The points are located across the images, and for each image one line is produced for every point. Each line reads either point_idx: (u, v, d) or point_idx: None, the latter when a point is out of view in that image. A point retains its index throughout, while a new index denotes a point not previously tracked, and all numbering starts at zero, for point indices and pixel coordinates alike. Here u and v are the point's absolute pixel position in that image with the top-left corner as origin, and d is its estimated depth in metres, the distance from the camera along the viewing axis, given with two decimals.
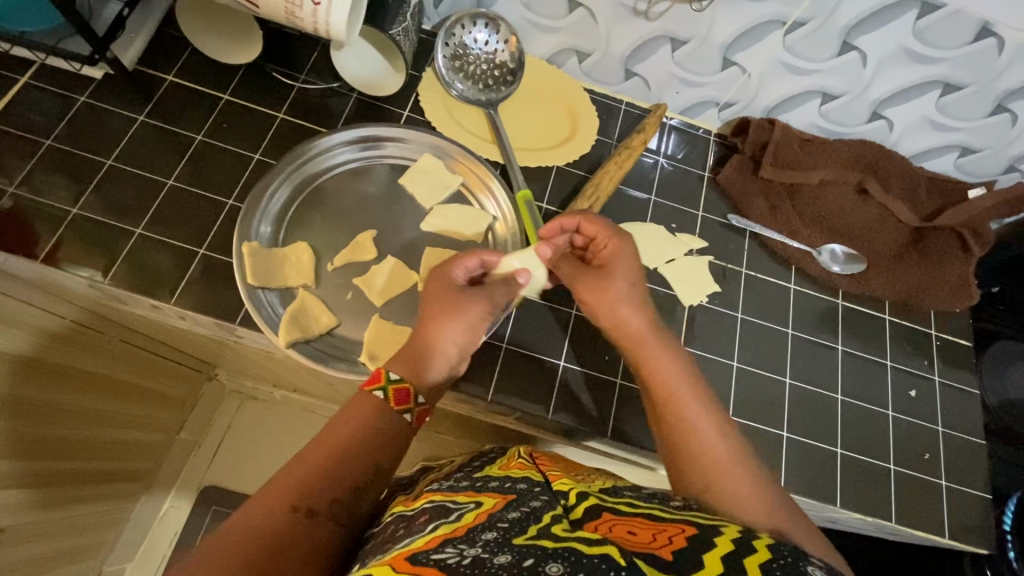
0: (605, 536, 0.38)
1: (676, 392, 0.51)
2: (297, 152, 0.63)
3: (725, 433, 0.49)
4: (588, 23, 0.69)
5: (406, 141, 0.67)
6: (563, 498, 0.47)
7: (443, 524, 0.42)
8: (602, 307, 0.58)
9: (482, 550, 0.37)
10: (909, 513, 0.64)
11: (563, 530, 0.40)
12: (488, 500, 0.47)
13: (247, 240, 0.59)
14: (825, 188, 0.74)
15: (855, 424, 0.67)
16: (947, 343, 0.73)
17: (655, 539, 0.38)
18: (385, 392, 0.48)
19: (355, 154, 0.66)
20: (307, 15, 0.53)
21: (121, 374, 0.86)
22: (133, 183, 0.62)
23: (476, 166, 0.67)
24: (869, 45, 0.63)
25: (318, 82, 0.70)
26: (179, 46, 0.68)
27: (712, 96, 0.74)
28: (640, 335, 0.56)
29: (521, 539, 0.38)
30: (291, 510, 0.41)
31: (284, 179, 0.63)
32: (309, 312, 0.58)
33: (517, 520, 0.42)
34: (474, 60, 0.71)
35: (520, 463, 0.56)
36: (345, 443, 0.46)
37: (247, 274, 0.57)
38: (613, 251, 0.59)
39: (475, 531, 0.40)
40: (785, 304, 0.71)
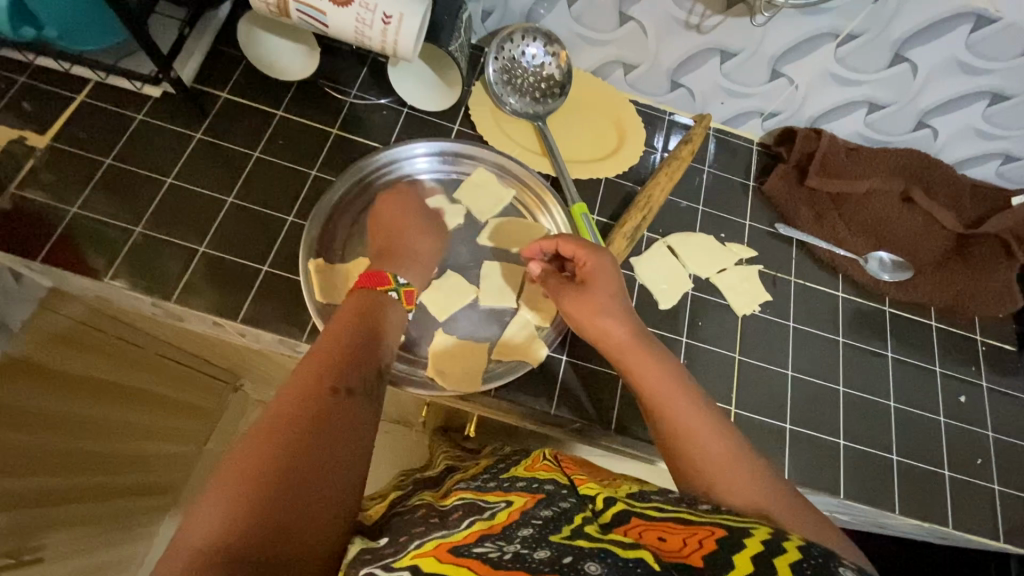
0: (639, 540, 0.38)
1: (666, 396, 0.51)
2: (356, 168, 0.63)
3: (716, 426, 0.49)
4: (638, 37, 0.70)
5: (474, 158, 0.68)
6: (590, 503, 0.47)
7: (479, 522, 0.43)
8: (590, 321, 0.57)
9: (521, 546, 0.38)
10: (965, 518, 0.65)
11: (596, 532, 0.40)
12: (519, 499, 0.48)
13: (312, 256, 0.59)
14: (870, 197, 0.74)
15: (909, 430, 0.68)
16: (992, 348, 0.74)
17: (684, 545, 0.37)
18: (397, 292, 0.55)
19: (407, 168, 0.66)
20: (377, 35, 0.53)
21: (150, 386, 0.85)
22: (192, 200, 0.62)
23: (531, 179, 0.67)
24: (920, 57, 0.64)
25: (370, 97, 0.70)
26: (232, 62, 0.68)
27: (757, 107, 0.75)
28: (625, 345, 0.56)
29: (558, 537, 0.38)
30: (331, 390, 0.41)
31: (343, 195, 0.63)
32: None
33: (550, 519, 0.43)
34: (523, 73, 0.72)
35: (546, 464, 0.56)
36: (351, 336, 0.47)
37: (315, 291, 0.57)
38: (592, 266, 0.58)
39: (511, 529, 0.41)
40: (835, 312, 0.72)
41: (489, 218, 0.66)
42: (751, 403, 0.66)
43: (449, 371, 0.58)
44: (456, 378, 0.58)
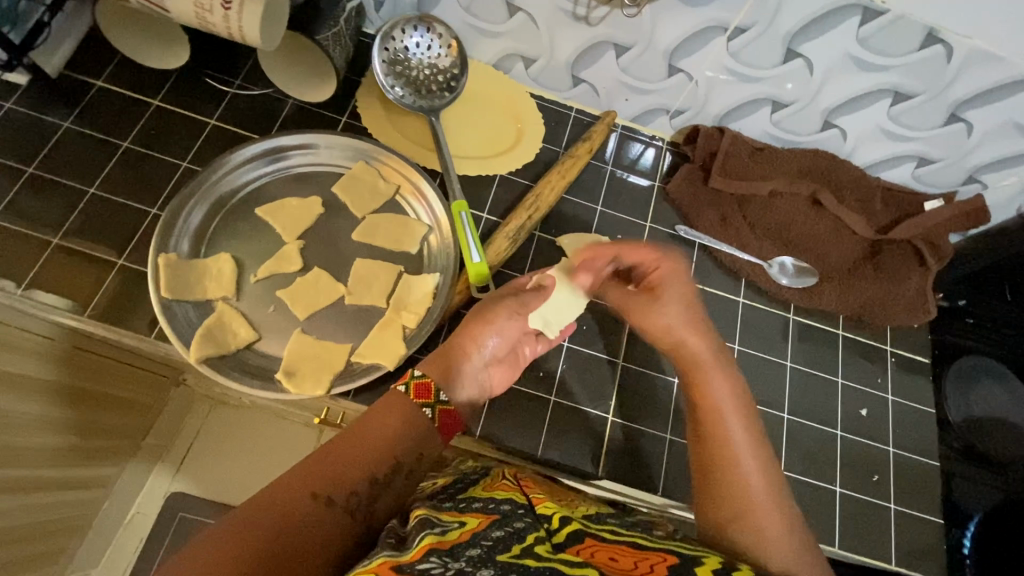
0: (586, 560, 0.37)
1: (719, 418, 0.51)
2: (205, 172, 0.61)
3: (762, 462, 0.49)
4: (530, 28, 0.68)
5: (323, 147, 0.66)
6: (545, 521, 0.44)
7: (429, 534, 0.40)
8: (658, 330, 0.55)
9: (466, 564, 0.36)
10: (855, 538, 0.62)
11: (546, 550, 0.38)
12: (472, 520, 0.43)
13: (163, 253, 0.57)
14: (776, 199, 0.71)
15: (802, 443, 0.65)
16: (902, 359, 0.71)
17: (636, 566, 0.38)
18: (407, 386, 0.50)
19: (266, 169, 0.64)
20: (218, 19, 0.51)
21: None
22: (53, 191, 0.60)
23: (405, 168, 0.66)
24: (813, 52, 0.61)
25: (253, 88, 0.68)
26: (110, 51, 0.66)
27: (662, 104, 0.72)
28: (702, 359, 0.53)
29: (506, 557, 0.36)
30: (314, 497, 0.42)
31: (197, 198, 0.61)
32: (226, 325, 0.56)
33: (500, 539, 0.40)
34: (415, 65, 0.69)
35: (506, 483, 0.52)
36: (365, 442, 0.47)
37: (161, 287, 0.55)
38: (665, 271, 0.56)
39: (459, 547, 0.38)
40: (733, 318, 0.69)
41: (366, 215, 0.63)
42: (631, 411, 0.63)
43: (300, 371, 0.55)
44: (303, 380, 0.55)
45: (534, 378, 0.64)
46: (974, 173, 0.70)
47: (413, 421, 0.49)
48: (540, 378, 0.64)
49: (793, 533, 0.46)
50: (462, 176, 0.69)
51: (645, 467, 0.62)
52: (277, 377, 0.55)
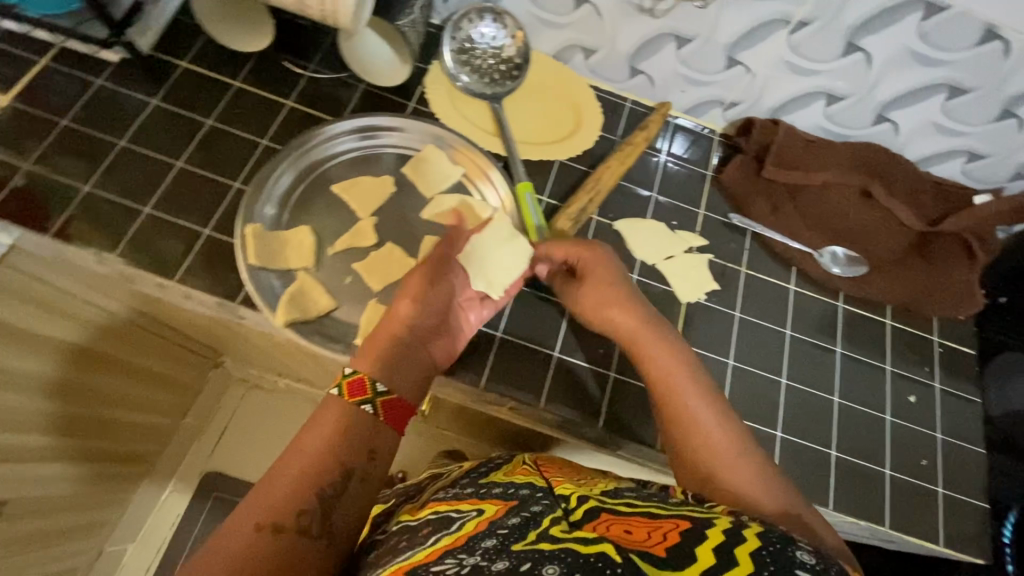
0: (602, 535, 0.40)
1: (678, 394, 0.55)
2: (299, 141, 0.65)
3: (718, 421, 0.54)
4: (594, 20, 0.70)
5: (402, 130, 0.68)
6: (563, 501, 0.49)
7: (444, 539, 0.46)
8: (604, 319, 0.60)
9: (482, 558, 0.39)
10: (904, 519, 0.64)
11: (561, 531, 0.42)
12: (489, 509, 0.50)
13: (251, 221, 0.60)
14: (828, 190, 0.73)
15: (852, 428, 0.67)
16: (948, 349, 0.72)
17: (649, 536, 0.40)
18: (339, 388, 0.51)
19: (354, 144, 0.67)
20: (315, 2, 0.54)
21: (112, 349, 0.85)
22: (144, 164, 0.64)
23: (476, 156, 0.68)
24: (874, 46, 0.63)
25: (326, 72, 0.71)
26: (194, 34, 0.70)
27: (717, 96, 0.74)
28: (638, 337, 0.58)
29: (520, 545, 0.40)
30: (257, 528, 0.44)
31: (287, 165, 0.64)
32: (309, 293, 0.59)
33: (517, 525, 0.44)
34: (480, 54, 0.72)
35: (525, 470, 0.61)
36: (308, 459, 0.48)
37: (249, 255, 0.59)
38: (586, 259, 0.61)
39: (476, 540, 0.43)
40: (783, 305, 0.71)
41: (434, 194, 0.66)
42: None
43: None
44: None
45: (593, 356, 0.66)
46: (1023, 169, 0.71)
47: (349, 422, 0.50)
48: (599, 356, 0.66)
49: (767, 480, 0.51)
50: (524, 160, 0.72)
51: None
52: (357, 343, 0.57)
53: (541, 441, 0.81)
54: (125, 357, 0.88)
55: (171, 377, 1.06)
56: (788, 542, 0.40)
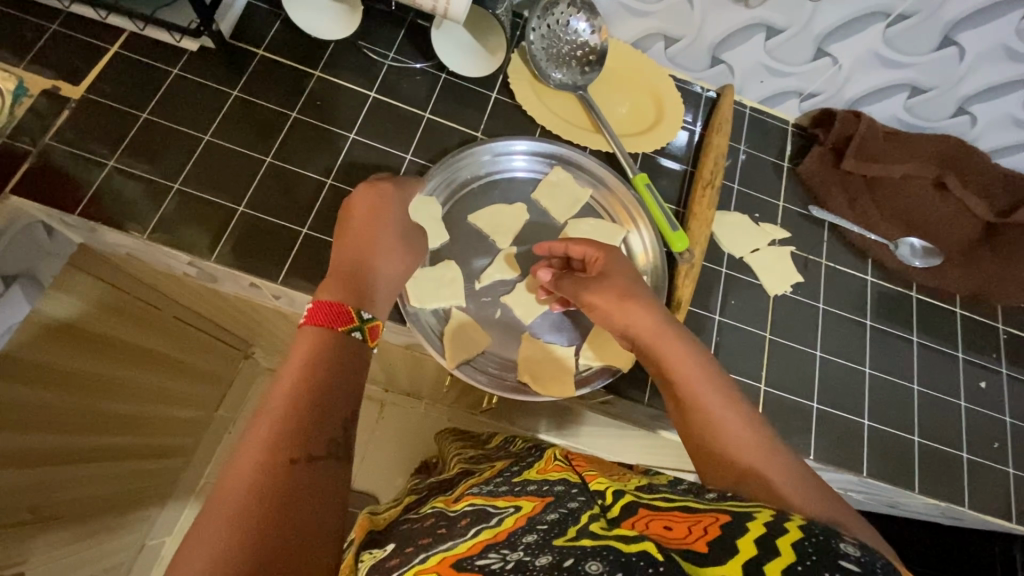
0: (642, 533, 0.38)
1: (693, 387, 0.49)
2: (450, 159, 0.64)
3: (746, 420, 0.48)
4: (683, 8, 0.69)
5: (572, 163, 0.68)
6: (599, 498, 0.47)
7: (484, 531, 0.43)
8: (614, 313, 0.55)
9: (525, 553, 0.37)
10: (980, 498, 0.67)
11: (601, 528, 0.40)
12: (528, 505, 0.48)
13: None
14: (905, 182, 0.74)
15: (931, 414, 0.69)
16: (1014, 336, 0.75)
17: (690, 533, 0.38)
18: (362, 332, 0.45)
19: (514, 166, 0.67)
20: None
21: (163, 348, 0.77)
22: (229, 160, 0.61)
23: (626, 196, 0.67)
24: (969, 41, 0.64)
25: (407, 61, 0.69)
26: (267, 21, 0.66)
27: (797, 87, 0.74)
28: (654, 332, 0.53)
29: (563, 542, 0.38)
30: (289, 462, 0.36)
31: (435, 187, 0.63)
32: (431, 288, 0.58)
33: (556, 521, 0.43)
34: (561, 43, 0.70)
35: (557, 465, 0.58)
36: (311, 381, 0.41)
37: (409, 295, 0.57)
38: (598, 252, 0.57)
39: (516, 536, 0.41)
40: (863, 296, 0.73)
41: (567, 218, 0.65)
42: (778, 380, 0.67)
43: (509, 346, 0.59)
44: (550, 384, 0.58)
45: None
46: None
47: (344, 345, 0.44)
48: None
49: (794, 476, 0.44)
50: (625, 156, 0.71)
51: (798, 434, 0.65)
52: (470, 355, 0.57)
53: (616, 430, 0.82)
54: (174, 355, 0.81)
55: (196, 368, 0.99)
56: (833, 533, 0.35)
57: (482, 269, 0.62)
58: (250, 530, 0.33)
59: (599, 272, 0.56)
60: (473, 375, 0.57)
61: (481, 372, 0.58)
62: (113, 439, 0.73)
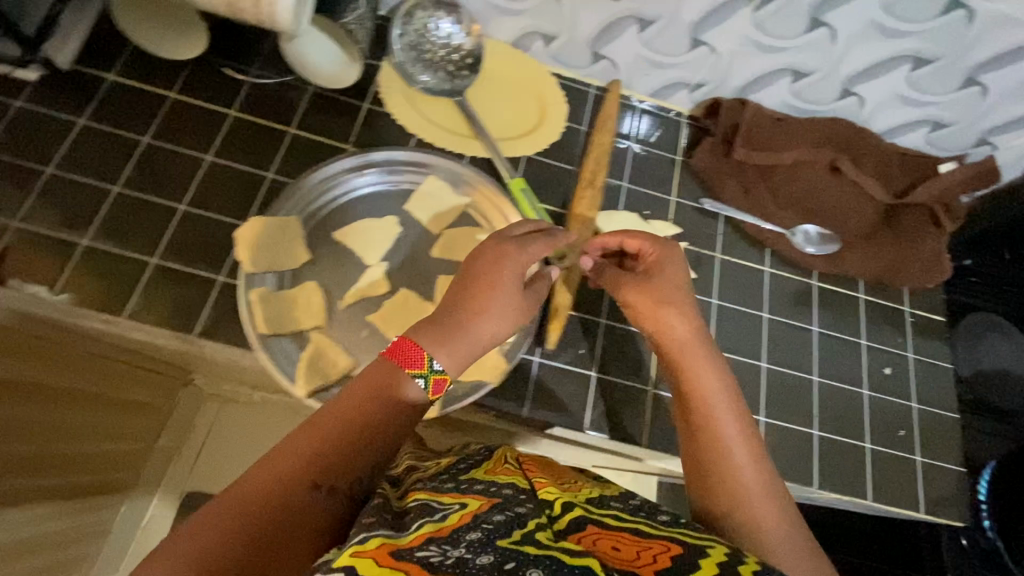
0: (590, 550, 0.39)
1: (711, 412, 0.50)
2: (295, 188, 0.60)
3: (755, 453, 0.49)
4: (551, 5, 0.67)
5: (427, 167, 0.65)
6: (547, 507, 0.46)
7: (427, 523, 0.40)
8: (647, 313, 0.56)
9: (466, 551, 0.37)
10: (885, 489, 0.65)
11: (548, 539, 0.39)
12: (474, 502, 0.44)
13: (254, 286, 0.56)
14: (798, 168, 0.72)
15: (832, 405, 0.68)
16: (920, 318, 0.73)
17: (640, 557, 0.39)
18: (426, 380, 0.47)
19: (364, 180, 0.63)
20: (248, 5, 0.50)
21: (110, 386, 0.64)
22: (78, 191, 0.59)
23: (496, 194, 0.65)
24: (837, 21, 0.61)
25: (271, 75, 0.66)
26: (118, 44, 0.64)
27: (682, 78, 0.72)
28: (685, 343, 0.53)
29: (506, 543, 0.38)
30: (311, 487, 0.41)
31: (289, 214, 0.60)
32: (286, 312, 0.56)
33: (503, 524, 0.41)
34: (433, 47, 0.68)
35: (506, 469, 0.54)
36: (350, 417, 0.44)
37: (259, 322, 0.54)
38: (660, 252, 0.57)
39: (460, 532, 0.39)
40: (760, 288, 0.71)
41: (443, 229, 0.64)
42: None
43: None
44: None
45: (574, 355, 0.64)
46: (984, 136, 0.72)
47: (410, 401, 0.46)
48: (580, 355, 0.64)
49: (778, 517, 0.46)
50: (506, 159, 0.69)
51: None
52: None
53: None
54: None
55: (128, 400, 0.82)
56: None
57: (347, 288, 0.59)
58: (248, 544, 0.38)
59: (649, 268, 0.57)
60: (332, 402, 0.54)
61: None
62: (51, 479, 0.56)
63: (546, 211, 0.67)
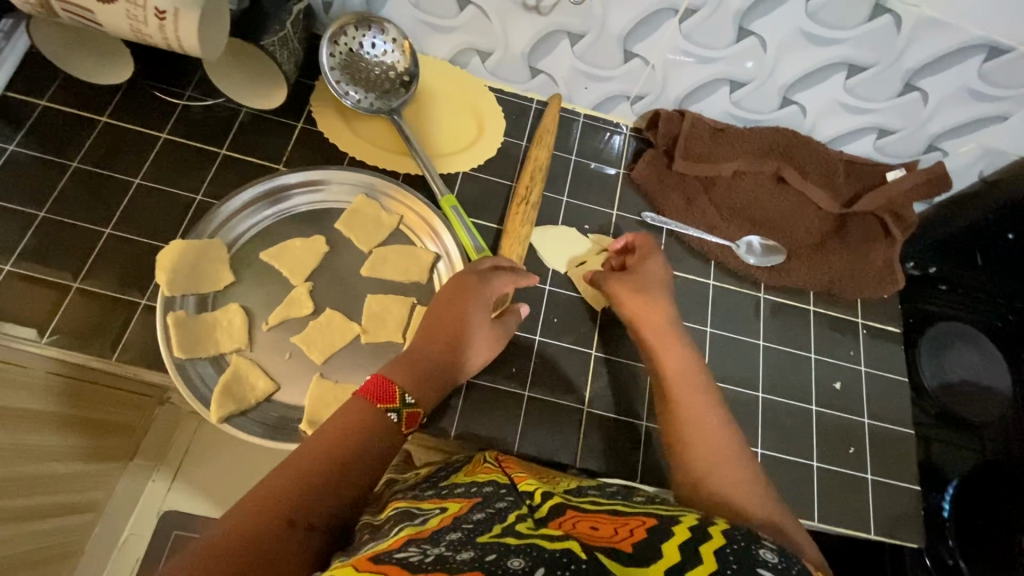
0: (568, 532, 0.36)
1: (683, 386, 0.55)
2: (204, 223, 0.59)
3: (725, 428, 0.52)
4: (481, 21, 0.67)
5: (328, 184, 0.64)
6: (528, 498, 0.43)
7: (406, 529, 0.39)
8: (635, 308, 0.61)
9: (446, 549, 0.34)
10: (835, 509, 0.62)
11: (529, 528, 0.37)
12: (453, 505, 0.43)
13: (172, 309, 0.55)
14: (739, 178, 0.71)
15: (778, 421, 0.65)
16: (873, 329, 0.71)
17: (616, 533, 0.36)
18: (399, 413, 0.49)
19: (269, 211, 0.63)
20: (154, 31, 0.50)
21: None
22: (3, 216, 0.59)
23: (415, 202, 0.65)
24: (765, 29, 0.61)
25: (204, 98, 0.67)
26: (50, 72, 0.65)
27: (621, 90, 0.71)
28: (658, 328, 0.59)
29: (486, 538, 0.35)
30: (288, 523, 0.41)
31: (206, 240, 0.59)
32: (204, 335, 0.55)
33: (482, 522, 0.39)
34: (366, 66, 0.68)
35: (488, 466, 0.51)
36: (324, 452, 0.46)
37: (174, 345, 0.54)
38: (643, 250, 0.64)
39: (439, 534, 0.37)
40: (703, 303, 0.69)
41: (373, 248, 0.63)
42: (604, 400, 0.63)
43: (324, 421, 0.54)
44: None
45: (506, 374, 0.62)
46: (934, 141, 0.70)
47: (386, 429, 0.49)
48: (512, 374, 0.62)
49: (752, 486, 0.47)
50: (441, 175, 0.69)
51: (628, 458, 0.61)
52: (302, 428, 0.54)
53: None
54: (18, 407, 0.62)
55: (101, 422, 0.75)
56: (752, 539, 0.36)
57: (270, 310, 0.59)
58: None
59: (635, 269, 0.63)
60: (246, 428, 0.53)
61: (259, 425, 0.54)
62: None
63: (471, 219, 0.67)
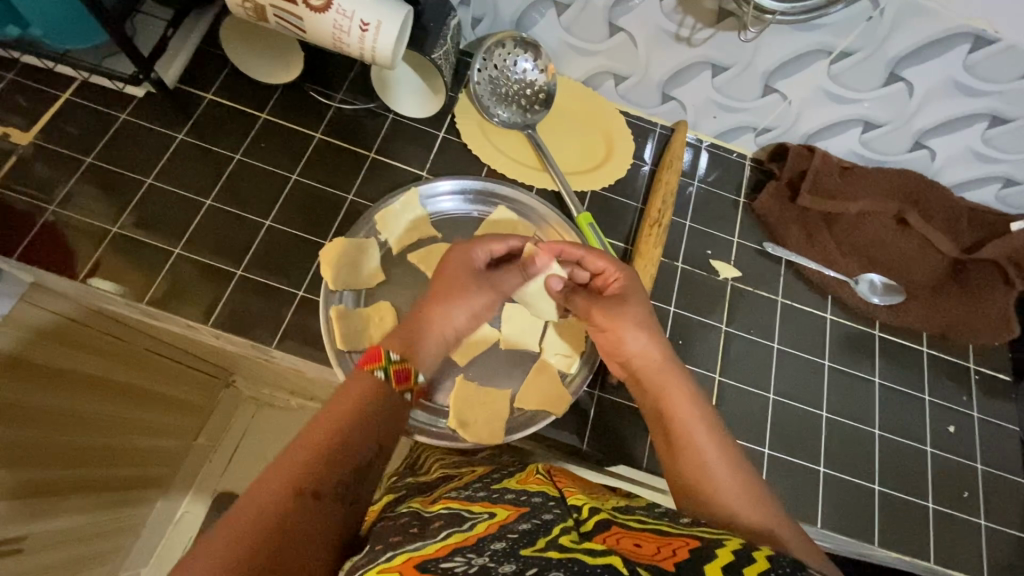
0: (610, 547, 0.33)
1: (686, 426, 0.50)
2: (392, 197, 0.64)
3: (730, 459, 0.47)
4: (627, 47, 0.69)
5: (508, 201, 0.67)
6: (575, 512, 0.41)
7: (454, 534, 0.37)
8: (622, 344, 0.55)
9: (490, 559, 0.32)
10: (948, 553, 0.63)
11: (571, 541, 0.34)
12: (502, 512, 0.40)
13: (333, 303, 0.58)
14: (864, 218, 0.72)
15: (892, 459, 0.66)
16: (985, 376, 0.71)
17: (658, 552, 0.33)
18: (386, 371, 0.48)
19: (455, 203, 0.66)
20: (354, 41, 0.53)
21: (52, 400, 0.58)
22: (172, 200, 0.62)
23: (568, 235, 0.66)
24: (915, 76, 0.62)
25: (355, 102, 0.70)
26: (217, 65, 0.68)
27: (750, 122, 0.73)
28: (647, 359, 0.54)
29: (529, 550, 0.32)
30: (297, 493, 0.39)
31: (369, 230, 0.62)
32: (361, 331, 0.58)
33: (528, 532, 0.37)
34: (509, 83, 0.71)
35: (539, 478, 0.48)
36: (335, 426, 0.43)
37: (337, 338, 0.56)
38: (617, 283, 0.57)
39: (484, 542, 0.35)
40: (821, 336, 0.70)
41: None
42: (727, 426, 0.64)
43: (472, 422, 0.56)
44: (477, 430, 0.56)
45: None
46: None
47: (386, 404, 0.47)
48: None
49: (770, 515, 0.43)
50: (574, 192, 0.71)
51: None
52: (452, 427, 0.56)
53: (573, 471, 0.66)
54: (60, 366, 0.58)
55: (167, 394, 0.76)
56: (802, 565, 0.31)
57: None
58: (257, 551, 0.35)
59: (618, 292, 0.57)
60: None
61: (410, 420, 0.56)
62: (55, 467, 0.59)
63: (604, 238, 0.68)
